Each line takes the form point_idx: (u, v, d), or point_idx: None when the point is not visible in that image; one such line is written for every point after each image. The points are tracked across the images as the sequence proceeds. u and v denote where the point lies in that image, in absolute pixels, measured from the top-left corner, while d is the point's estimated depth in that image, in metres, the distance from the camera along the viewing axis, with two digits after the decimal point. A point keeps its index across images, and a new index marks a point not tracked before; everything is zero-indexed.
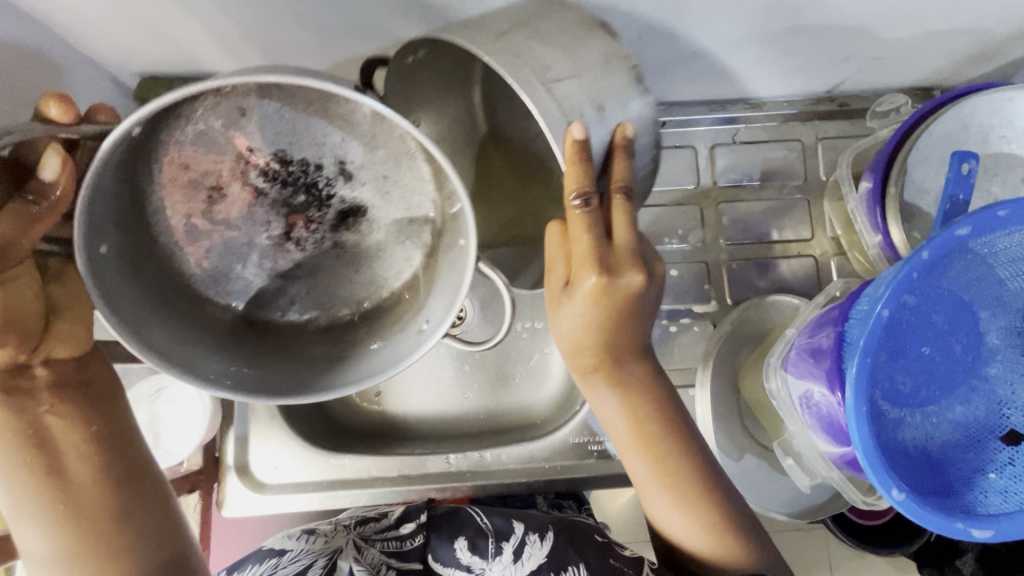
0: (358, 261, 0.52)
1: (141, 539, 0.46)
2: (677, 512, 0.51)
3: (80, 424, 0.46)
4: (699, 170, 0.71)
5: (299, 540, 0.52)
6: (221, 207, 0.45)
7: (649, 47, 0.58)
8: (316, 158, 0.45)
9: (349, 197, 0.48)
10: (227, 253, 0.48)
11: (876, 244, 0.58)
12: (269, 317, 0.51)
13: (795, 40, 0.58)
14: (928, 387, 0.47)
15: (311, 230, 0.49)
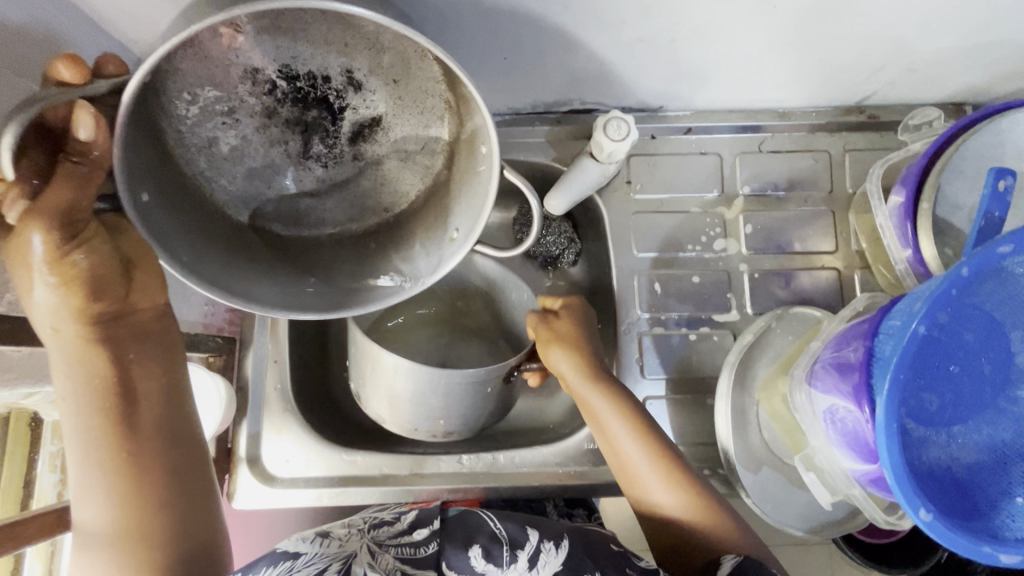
0: (382, 175, 0.57)
1: (190, 513, 0.45)
2: (670, 492, 0.55)
3: (156, 375, 0.46)
4: (724, 178, 0.70)
5: (313, 544, 0.49)
6: (235, 128, 0.50)
7: (683, 51, 0.57)
8: (324, 71, 0.48)
9: (360, 107, 0.52)
10: (252, 177, 0.54)
11: (905, 259, 0.57)
12: (298, 231, 0.59)
13: (831, 49, 0.57)
14: (958, 406, 0.46)
15: (329, 144, 0.54)
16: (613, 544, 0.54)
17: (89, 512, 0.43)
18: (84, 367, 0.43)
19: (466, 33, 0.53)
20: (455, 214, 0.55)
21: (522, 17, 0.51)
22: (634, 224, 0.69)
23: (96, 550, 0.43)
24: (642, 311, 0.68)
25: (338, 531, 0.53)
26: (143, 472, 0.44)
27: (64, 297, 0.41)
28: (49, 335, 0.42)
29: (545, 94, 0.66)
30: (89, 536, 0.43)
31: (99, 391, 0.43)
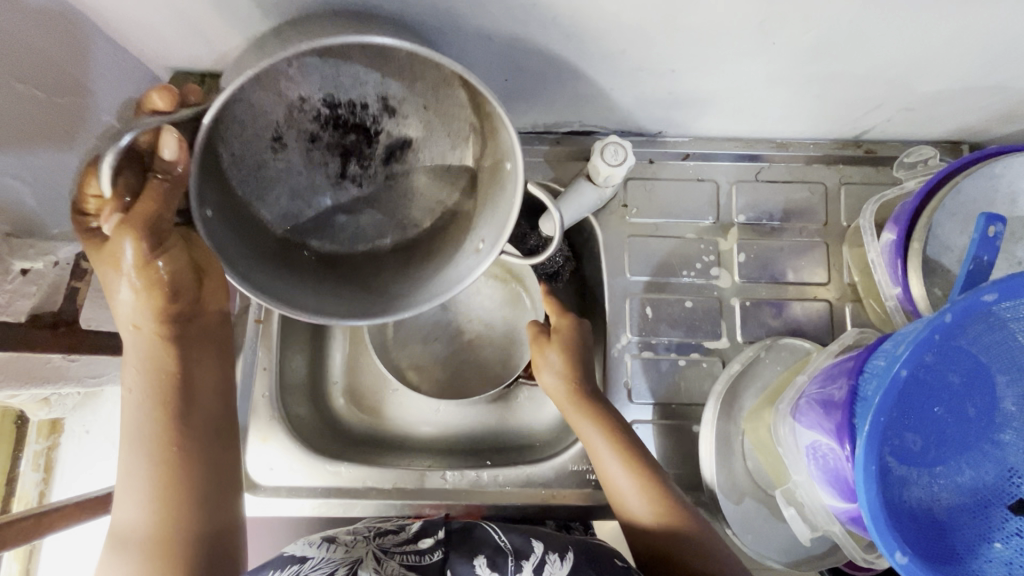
0: (412, 191, 0.58)
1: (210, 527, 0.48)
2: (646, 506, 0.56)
3: (213, 373, 0.52)
4: (719, 205, 0.71)
5: (320, 549, 0.50)
6: (282, 153, 0.52)
7: (682, 81, 0.58)
8: (363, 97, 0.50)
9: (394, 132, 0.53)
10: (294, 196, 0.55)
11: (894, 296, 0.58)
12: (339, 249, 0.59)
13: (831, 85, 0.58)
14: (940, 448, 0.46)
15: (365, 166, 0.55)
16: (615, 557, 0.53)
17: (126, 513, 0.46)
18: (152, 365, 0.48)
19: (467, 54, 0.54)
20: (481, 225, 0.55)
21: (525, 41, 0.52)
22: (628, 248, 0.70)
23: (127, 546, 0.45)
24: (632, 334, 0.68)
25: (344, 537, 0.53)
26: (178, 478, 0.47)
27: (149, 296, 0.47)
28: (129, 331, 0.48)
29: (545, 115, 0.67)
30: (123, 537, 0.45)
31: (164, 388, 0.48)
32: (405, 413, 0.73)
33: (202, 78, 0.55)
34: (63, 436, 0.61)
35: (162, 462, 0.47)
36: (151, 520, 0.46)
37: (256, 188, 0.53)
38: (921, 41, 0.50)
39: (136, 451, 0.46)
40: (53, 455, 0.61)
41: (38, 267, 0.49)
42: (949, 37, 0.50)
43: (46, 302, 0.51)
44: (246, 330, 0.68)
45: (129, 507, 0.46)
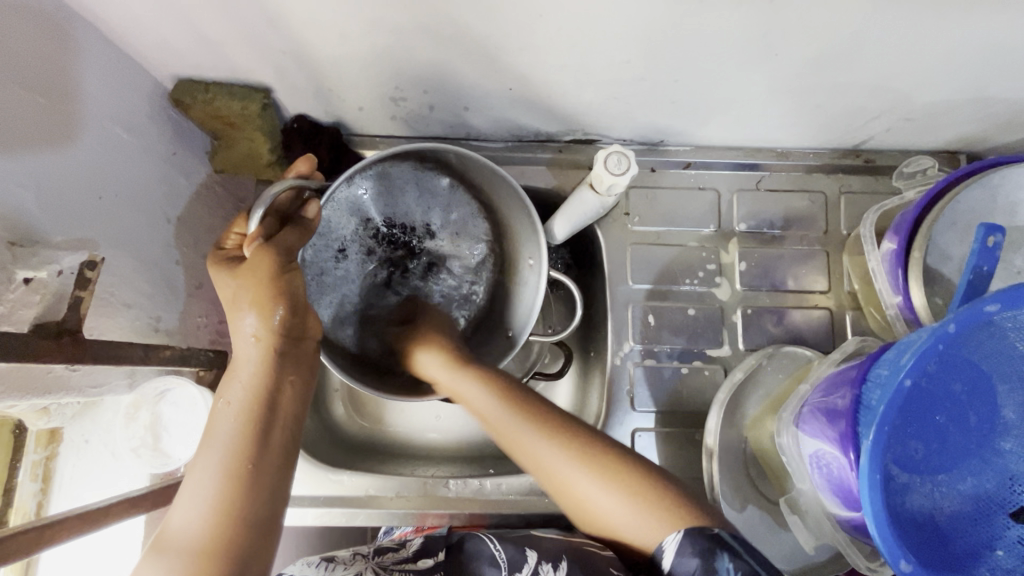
0: (441, 301, 0.68)
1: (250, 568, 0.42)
2: (638, 517, 0.50)
3: (294, 401, 0.49)
4: (720, 213, 0.71)
5: (317, 569, 0.52)
6: (342, 263, 0.62)
7: (686, 90, 0.58)
8: (412, 222, 0.65)
9: (433, 250, 0.67)
10: (344, 303, 0.63)
11: (895, 305, 0.58)
12: (376, 347, 0.65)
13: (831, 94, 0.59)
14: (942, 457, 0.46)
15: (404, 278, 0.67)
16: (612, 566, 0.51)
17: (182, 518, 0.43)
18: (253, 379, 0.47)
19: (472, 64, 0.54)
20: (509, 318, 0.67)
21: (530, 51, 0.52)
22: (630, 256, 0.70)
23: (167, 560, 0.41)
24: (634, 342, 0.69)
25: (343, 556, 0.55)
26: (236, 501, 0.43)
27: (267, 317, 0.46)
28: (248, 344, 0.46)
29: (549, 124, 0.67)
30: (170, 536, 0.42)
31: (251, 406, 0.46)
32: (407, 422, 0.73)
33: (207, 87, 0.57)
34: (64, 446, 0.54)
35: (231, 479, 0.44)
36: (199, 541, 0.42)
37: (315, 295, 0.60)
38: (925, 51, 0.51)
39: (210, 461, 0.44)
40: (52, 466, 0.53)
41: (41, 275, 0.43)
42: (951, 48, 0.50)
43: (50, 308, 0.43)
44: None
45: (187, 512, 0.43)
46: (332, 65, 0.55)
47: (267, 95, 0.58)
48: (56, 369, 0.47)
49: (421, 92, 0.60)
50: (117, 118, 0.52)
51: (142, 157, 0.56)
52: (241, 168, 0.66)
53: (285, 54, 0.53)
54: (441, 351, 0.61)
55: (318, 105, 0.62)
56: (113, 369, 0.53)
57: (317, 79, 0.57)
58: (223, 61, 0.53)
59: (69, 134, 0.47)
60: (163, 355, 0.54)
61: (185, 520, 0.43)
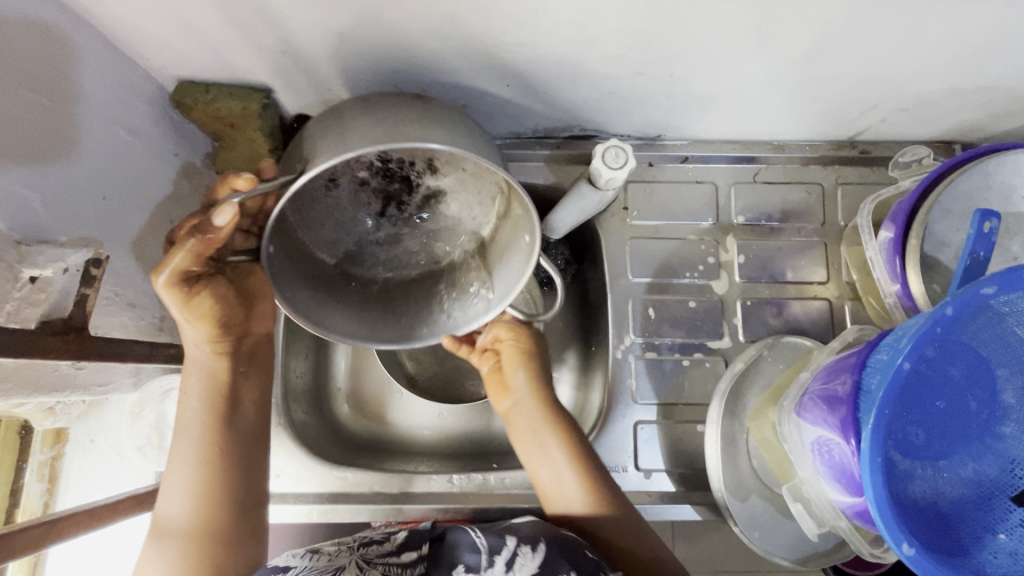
0: (436, 235, 0.62)
1: (241, 541, 0.51)
2: (580, 492, 0.58)
3: (251, 391, 0.56)
4: (718, 206, 0.72)
5: (302, 558, 0.50)
6: (333, 191, 0.56)
7: (683, 85, 0.59)
8: (410, 155, 0.55)
9: (432, 184, 0.58)
10: (336, 227, 0.58)
11: (894, 293, 0.59)
12: (362, 271, 0.62)
13: (825, 86, 0.59)
14: (942, 442, 0.46)
15: (401, 210, 0.60)
16: (588, 549, 0.53)
17: (172, 508, 0.50)
18: (214, 376, 0.53)
19: (469, 62, 0.55)
20: (492, 274, 0.62)
21: (527, 48, 0.53)
22: (630, 250, 0.70)
23: (169, 543, 0.48)
24: (635, 335, 0.69)
25: (329, 547, 0.52)
26: (216, 487, 0.51)
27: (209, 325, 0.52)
28: (198, 349, 0.53)
29: (546, 120, 0.67)
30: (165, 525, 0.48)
31: (215, 400, 0.53)
32: (411, 418, 0.73)
33: (208, 89, 0.57)
34: (69, 446, 0.57)
35: (209, 467, 0.51)
36: (193, 524, 0.49)
37: (305, 221, 0.56)
38: (918, 41, 0.51)
39: (184, 454, 0.51)
40: (58, 465, 0.57)
41: (47, 273, 0.43)
42: (943, 38, 0.51)
43: (56, 303, 0.43)
44: None
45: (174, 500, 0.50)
46: (333, 64, 0.55)
47: (267, 95, 0.59)
48: (63, 367, 0.47)
49: (420, 90, 0.60)
50: (119, 120, 0.53)
51: (143, 159, 0.57)
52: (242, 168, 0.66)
53: (284, 54, 0.53)
54: (524, 365, 0.65)
55: (318, 104, 0.63)
56: (120, 368, 0.53)
57: (317, 78, 0.57)
58: (224, 63, 0.54)
59: (72, 137, 0.48)
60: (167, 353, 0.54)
61: (173, 509, 0.49)
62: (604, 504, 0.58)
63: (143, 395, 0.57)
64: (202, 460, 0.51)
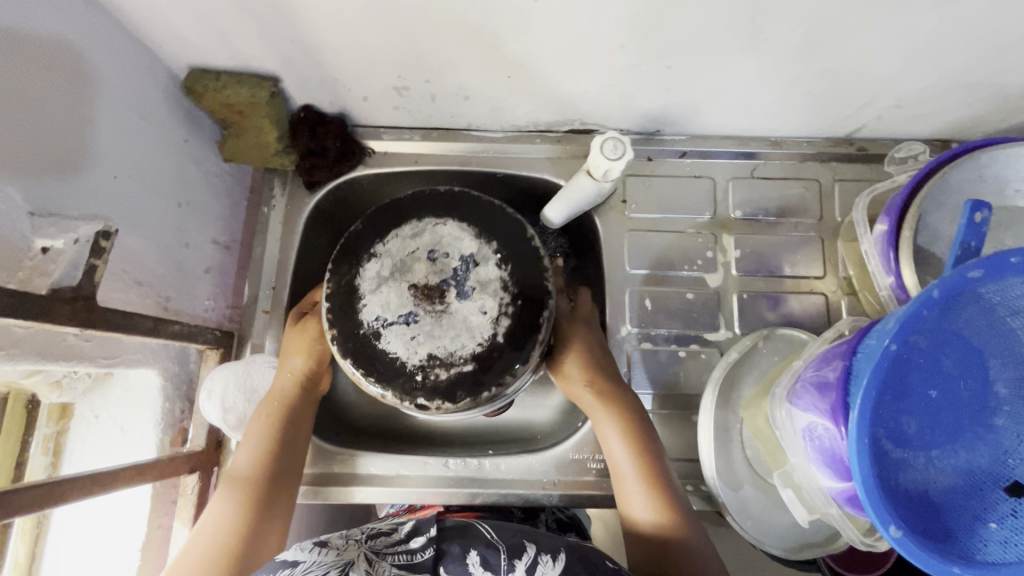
0: (484, 277, 0.58)
1: (279, 509, 0.56)
2: (643, 492, 0.57)
3: (313, 393, 0.63)
4: (715, 201, 0.72)
5: (311, 553, 0.50)
6: (390, 315, 0.57)
7: (680, 78, 0.60)
8: (468, 373, 0.55)
9: (481, 338, 0.56)
10: (401, 269, 0.58)
11: (888, 286, 0.59)
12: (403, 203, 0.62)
13: (819, 82, 0.61)
14: (934, 431, 0.46)
15: (453, 303, 0.57)
16: (608, 561, 0.51)
17: (242, 460, 0.57)
18: (285, 381, 0.62)
19: (471, 53, 0.56)
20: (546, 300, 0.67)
21: (527, 40, 0.54)
22: (628, 242, 0.71)
23: (232, 492, 0.54)
24: (631, 325, 0.69)
25: (336, 540, 0.54)
26: (273, 453, 0.58)
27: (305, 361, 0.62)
28: (284, 376, 0.62)
29: (546, 114, 0.69)
30: (230, 474, 0.55)
31: (290, 391, 0.61)
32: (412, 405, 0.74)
33: (218, 77, 0.59)
34: (73, 422, 0.58)
35: (272, 436, 0.58)
36: (254, 477, 0.56)
37: (355, 248, 0.60)
38: (910, 35, 0.52)
39: (262, 417, 0.59)
40: (62, 440, 0.58)
41: (58, 244, 0.45)
42: (935, 33, 0.52)
43: (65, 274, 0.43)
44: (255, 321, 0.69)
45: (245, 454, 0.57)
46: (340, 55, 0.57)
47: (275, 84, 0.61)
48: (70, 338, 0.48)
49: (423, 81, 0.62)
50: (133, 104, 0.55)
51: (156, 143, 0.58)
52: (251, 158, 0.68)
53: (293, 44, 0.55)
54: (589, 376, 0.62)
55: (323, 95, 0.64)
56: (124, 344, 0.54)
57: (325, 70, 0.59)
58: (236, 51, 0.56)
59: (85, 116, 0.49)
60: (171, 330, 0.54)
61: (240, 463, 0.56)
62: (666, 505, 0.56)
63: (173, 379, 0.61)
64: (268, 430, 0.58)
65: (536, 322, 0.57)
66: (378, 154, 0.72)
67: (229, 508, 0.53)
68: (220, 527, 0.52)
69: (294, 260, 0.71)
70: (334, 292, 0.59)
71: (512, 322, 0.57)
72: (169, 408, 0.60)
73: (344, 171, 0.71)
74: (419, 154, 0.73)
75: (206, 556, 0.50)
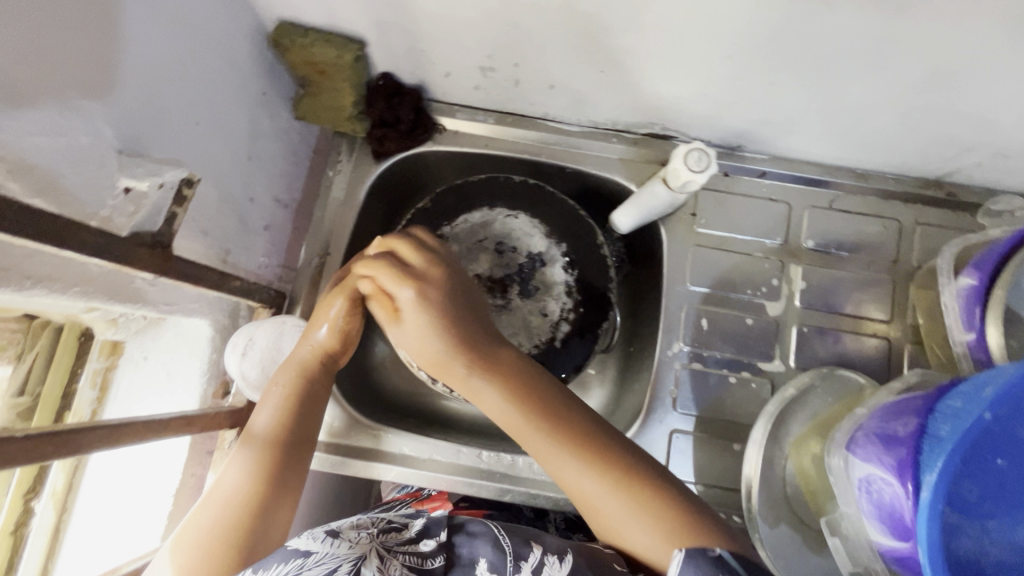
0: (546, 279, 0.61)
1: (296, 476, 0.53)
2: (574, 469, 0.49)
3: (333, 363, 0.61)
4: (789, 228, 0.70)
5: (324, 543, 0.46)
6: None
7: (783, 95, 0.57)
8: None
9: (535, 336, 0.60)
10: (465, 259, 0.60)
11: (965, 342, 0.56)
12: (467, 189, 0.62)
13: (928, 119, 0.57)
14: (994, 502, 0.42)
15: (513, 299, 0.60)
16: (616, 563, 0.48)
17: (262, 419, 0.55)
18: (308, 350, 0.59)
19: (571, 41, 0.54)
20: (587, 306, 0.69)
21: (632, 36, 0.52)
22: (692, 258, 0.69)
23: (251, 450, 0.52)
24: (684, 343, 0.67)
25: (348, 531, 0.49)
26: (292, 417, 0.56)
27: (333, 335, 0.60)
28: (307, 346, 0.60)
29: (629, 114, 0.66)
30: (250, 433, 0.54)
31: (311, 359, 0.59)
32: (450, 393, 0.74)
33: (306, 33, 0.57)
34: (122, 360, 0.58)
35: (292, 401, 0.56)
36: (274, 438, 0.54)
37: (420, 228, 0.61)
38: None
39: (282, 381, 0.57)
40: (110, 376, 0.58)
41: (142, 186, 0.44)
42: None
43: (148, 220, 0.43)
44: (307, 284, 0.69)
45: (264, 414, 0.55)
46: (435, 26, 0.55)
47: (362, 47, 0.59)
48: (137, 281, 0.48)
49: (512, 64, 0.60)
50: (222, 51, 0.54)
51: (236, 93, 0.57)
52: (324, 120, 0.67)
53: (389, 8, 0.53)
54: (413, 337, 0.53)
55: (406, 65, 0.62)
56: (185, 292, 0.54)
57: (415, 39, 0.58)
58: (330, 9, 0.54)
59: (175, 58, 0.48)
60: (233, 285, 0.53)
61: (262, 421, 0.55)
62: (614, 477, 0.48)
63: (222, 331, 0.61)
64: (288, 395, 0.56)
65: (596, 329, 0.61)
66: (448, 132, 0.70)
67: (249, 467, 0.51)
68: (235, 488, 0.49)
69: (351, 228, 0.70)
70: None
71: (571, 327, 0.60)
72: (216, 359, 0.60)
73: (414, 146, 0.70)
74: (490, 138, 0.71)
75: (218, 517, 0.48)
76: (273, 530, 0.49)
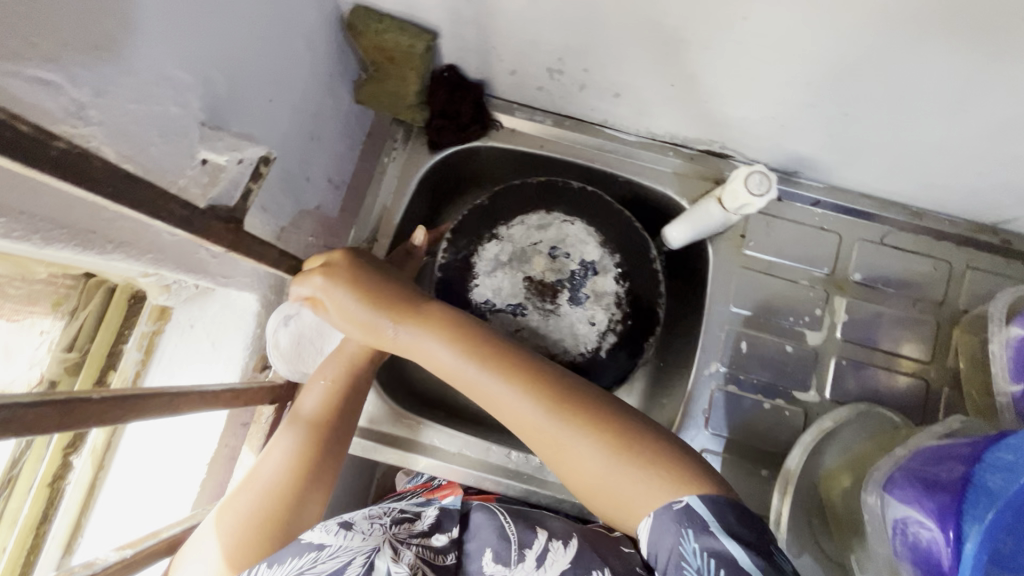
0: (596, 287, 0.61)
1: (334, 463, 0.54)
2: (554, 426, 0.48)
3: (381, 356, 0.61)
4: (837, 258, 0.69)
5: (338, 535, 0.46)
6: (497, 302, 0.60)
7: (855, 126, 0.56)
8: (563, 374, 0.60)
9: (580, 343, 0.60)
10: (517, 261, 0.61)
11: (1011, 393, 0.56)
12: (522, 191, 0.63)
13: (997, 165, 0.57)
14: None
15: (562, 304, 0.60)
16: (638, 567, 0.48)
17: (309, 402, 0.57)
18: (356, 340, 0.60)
19: (647, 53, 0.54)
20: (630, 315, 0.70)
21: (711, 55, 0.51)
22: (737, 280, 0.69)
23: (295, 432, 0.54)
24: (721, 363, 0.67)
25: (362, 521, 0.49)
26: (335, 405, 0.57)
27: None
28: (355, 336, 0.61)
29: (690, 130, 0.66)
30: (296, 416, 0.55)
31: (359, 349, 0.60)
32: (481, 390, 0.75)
33: (381, 19, 0.57)
34: (170, 325, 0.58)
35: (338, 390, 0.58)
36: (317, 423, 0.55)
37: (474, 225, 0.63)
38: None
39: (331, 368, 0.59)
40: (156, 340, 0.58)
41: (220, 160, 0.44)
42: None
43: (224, 193, 0.43)
44: None
45: (310, 398, 0.57)
46: (512, 25, 0.55)
47: (434, 38, 0.59)
48: (201, 252, 0.49)
49: (582, 69, 0.60)
50: (301, 31, 0.54)
51: (307, 73, 0.57)
52: (385, 106, 0.67)
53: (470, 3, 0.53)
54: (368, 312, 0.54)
55: (474, 59, 0.62)
56: (240, 266, 0.55)
57: (489, 36, 0.57)
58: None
59: (258, 35, 0.48)
60: (290, 264, 0.54)
61: (308, 404, 0.56)
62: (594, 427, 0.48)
63: (268, 307, 0.61)
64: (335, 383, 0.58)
65: (641, 343, 0.61)
66: (505, 129, 0.70)
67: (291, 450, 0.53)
68: (277, 468, 0.51)
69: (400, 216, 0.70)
70: (447, 265, 0.61)
71: (617, 339, 0.61)
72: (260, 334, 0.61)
73: (470, 140, 0.70)
74: (547, 140, 0.71)
75: (259, 496, 0.49)
76: (307, 513, 0.51)
